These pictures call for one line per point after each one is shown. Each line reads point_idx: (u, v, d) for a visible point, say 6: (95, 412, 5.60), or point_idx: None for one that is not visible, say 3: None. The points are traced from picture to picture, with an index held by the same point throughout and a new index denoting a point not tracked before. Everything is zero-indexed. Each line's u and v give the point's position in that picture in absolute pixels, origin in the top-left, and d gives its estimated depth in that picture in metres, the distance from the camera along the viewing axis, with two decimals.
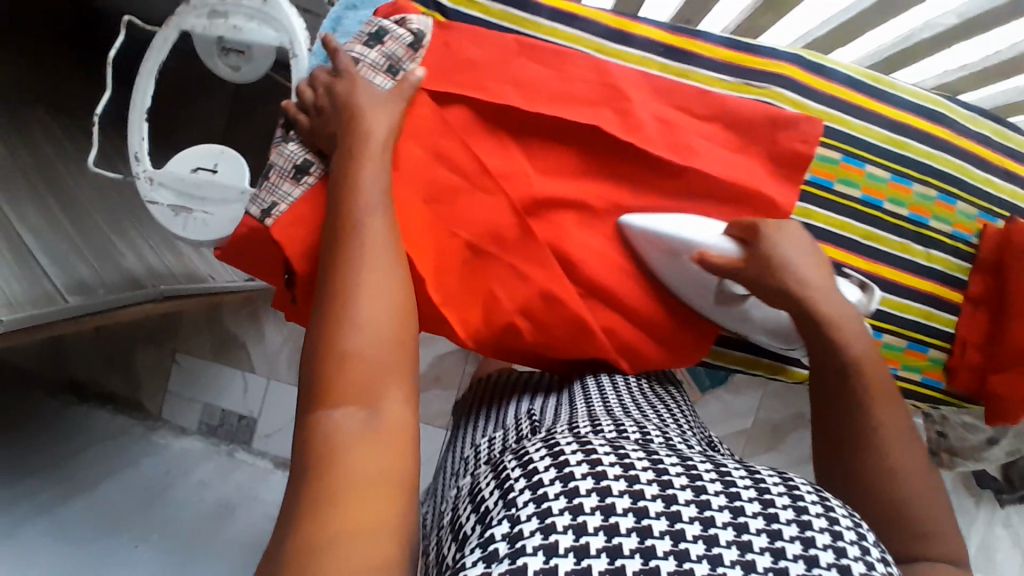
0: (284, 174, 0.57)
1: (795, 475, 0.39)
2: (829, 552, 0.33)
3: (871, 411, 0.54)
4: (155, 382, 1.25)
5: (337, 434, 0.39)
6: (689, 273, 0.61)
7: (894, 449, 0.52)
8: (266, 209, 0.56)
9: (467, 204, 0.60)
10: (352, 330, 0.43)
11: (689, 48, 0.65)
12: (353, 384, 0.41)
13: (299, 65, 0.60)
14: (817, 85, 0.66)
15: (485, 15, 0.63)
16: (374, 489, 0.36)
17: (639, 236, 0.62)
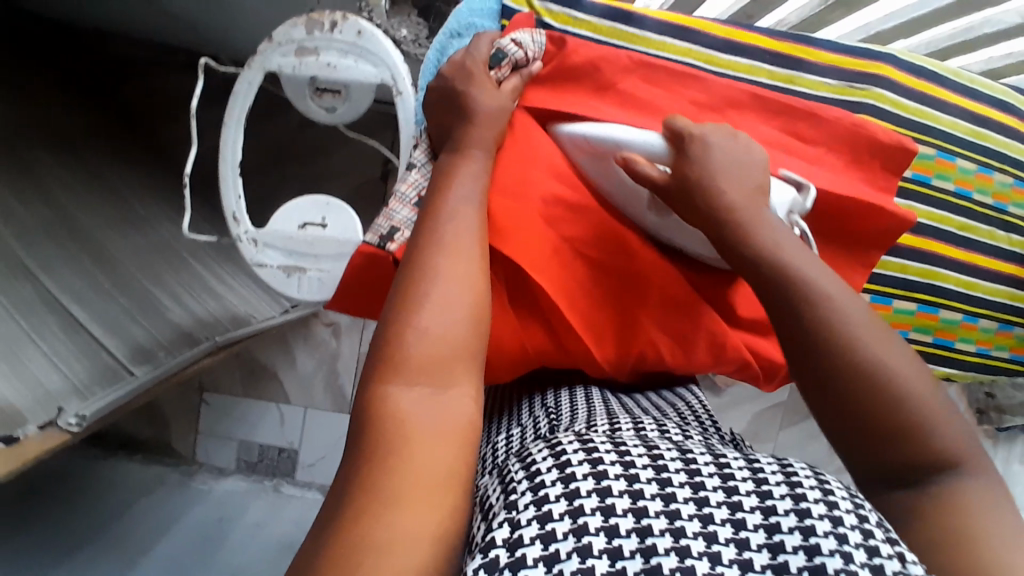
0: (405, 199, 0.52)
1: (794, 461, 0.37)
2: (825, 520, 0.32)
3: (826, 323, 0.44)
4: (184, 422, 1.19)
5: (392, 414, 0.40)
6: (620, 182, 0.54)
7: (870, 347, 0.43)
8: (386, 235, 0.51)
9: (591, 222, 0.55)
10: (423, 311, 0.44)
11: (798, 54, 0.62)
12: (424, 366, 0.42)
13: (405, 102, 0.56)
14: (906, 82, 0.65)
15: (594, 34, 0.58)
16: (422, 496, 0.37)
17: (575, 143, 0.54)
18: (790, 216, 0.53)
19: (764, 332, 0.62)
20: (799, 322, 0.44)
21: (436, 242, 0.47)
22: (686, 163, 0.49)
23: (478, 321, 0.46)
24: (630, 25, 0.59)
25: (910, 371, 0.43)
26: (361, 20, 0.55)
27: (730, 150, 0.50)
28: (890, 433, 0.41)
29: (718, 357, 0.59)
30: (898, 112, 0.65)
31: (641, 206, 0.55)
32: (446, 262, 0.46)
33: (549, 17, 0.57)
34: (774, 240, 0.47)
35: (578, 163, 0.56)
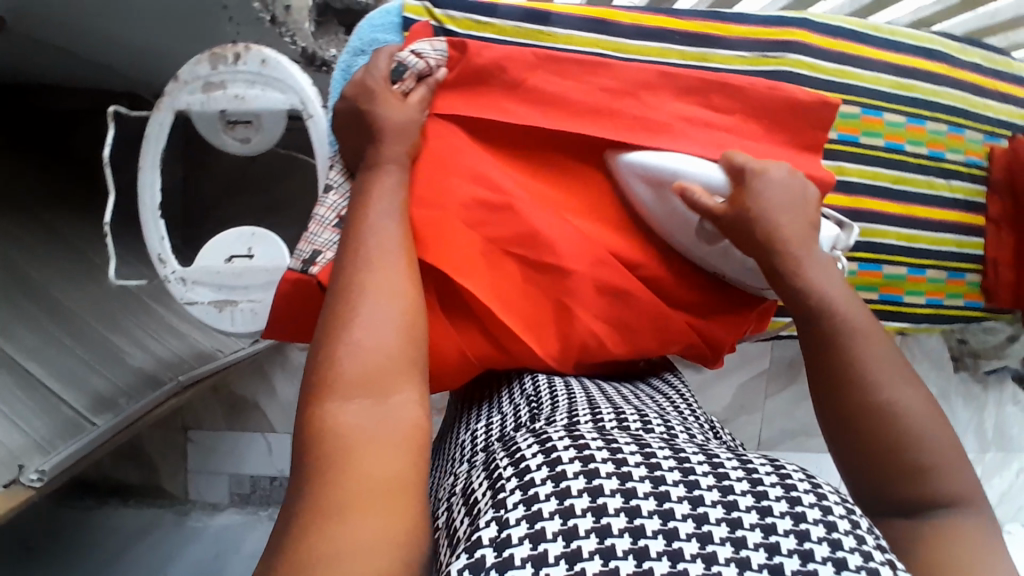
0: (325, 222, 0.52)
1: (786, 462, 0.40)
2: (819, 526, 0.35)
3: (859, 361, 0.49)
4: (171, 463, 1.17)
5: (339, 424, 0.39)
6: (672, 211, 0.56)
7: (886, 387, 0.48)
8: (309, 258, 0.51)
9: (519, 221, 0.55)
10: (357, 327, 0.43)
11: (711, 32, 0.62)
12: (363, 381, 0.41)
13: (316, 124, 0.56)
14: (823, 44, 0.65)
15: (499, 35, 0.59)
16: (373, 503, 0.36)
17: (631, 173, 0.56)
18: (835, 251, 0.56)
19: (707, 308, 0.61)
20: (839, 355, 0.49)
21: (366, 256, 0.47)
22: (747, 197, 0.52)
23: (417, 331, 0.45)
24: (536, 22, 0.59)
25: (933, 419, 0.47)
26: (265, 50, 0.55)
27: (791, 186, 0.53)
28: (905, 470, 0.46)
29: (664, 341, 0.60)
30: (815, 75, 0.64)
31: (691, 236, 0.56)
32: (376, 278, 0.46)
33: (451, 24, 0.57)
34: (820, 278, 0.51)
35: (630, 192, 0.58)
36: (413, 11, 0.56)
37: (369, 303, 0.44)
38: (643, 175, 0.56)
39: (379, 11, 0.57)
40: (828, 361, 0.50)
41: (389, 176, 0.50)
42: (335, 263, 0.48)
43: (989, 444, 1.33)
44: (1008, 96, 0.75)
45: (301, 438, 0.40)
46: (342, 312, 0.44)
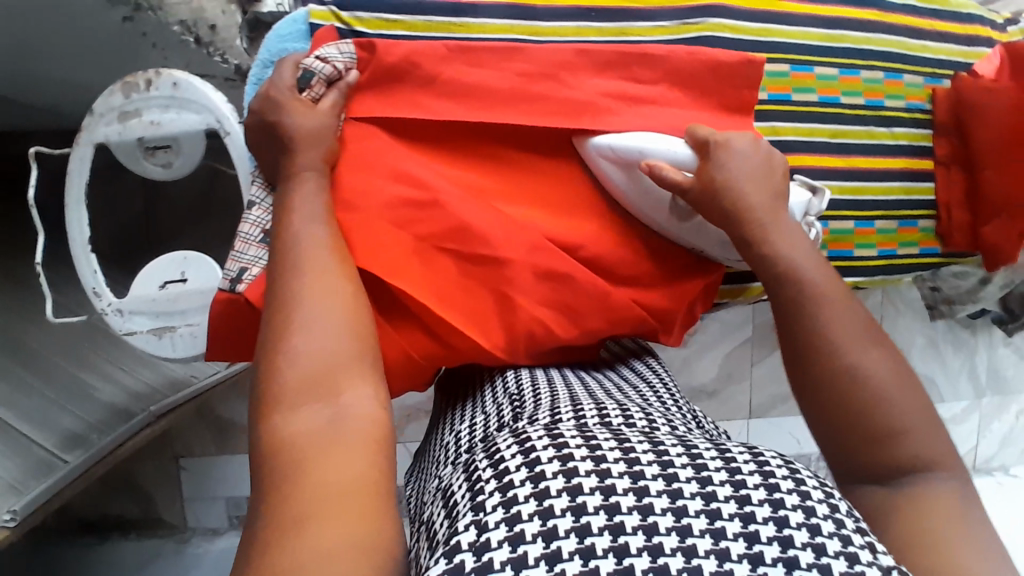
0: (250, 238, 0.51)
1: (765, 448, 0.39)
2: (799, 512, 0.35)
3: (822, 323, 0.50)
4: (167, 493, 1.15)
5: (291, 435, 0.38)
6: (642, 190, 0.57)
7: (848, 352, 0.49)
8: (236, 277, 0.50)
9: (449, 216, 0.54)
10: (298, 337, 0.43)
11: (626, 5, 0.61)
12: (311, 390, 0.41)
13: (235, 141, 0.55)
14: (745, 4, 0.64)
15: (410, 31, 0.58)
16: (335, 509, 0.35)
17: (598, 156, 0.57)
18: (806, 217, 0.58)
19: (652, 283, 0.61)
20: (805, 320, 0.50)
21: (298, 263, 0.46)
22: (712, 170, 0.53)
23: (359, 334, 0.44)
24: (449, 14, 0.58)
25: (906, 392, 0.47)
26: (175, 72, 0.55)
27: (754, 158, 0.55)
28: (876, 433, 0.46)
29: (613, 320, 0.58)
30: (740, 36, 0.63)
31: (663, 212, 0.58)
32: (308, 283, 0.45)
33: (360, 25, 0.56)
34: (790, 246, 0.53)
35: (600, 176, 0.59)
36: (319, 15, 0.55)
37: (305, 312, 0.44)
38: (612, 157, 0.57)
39: (287, 20, 0.57)
40: (795, 324, 0.51)
41: (308, 185, 0.50)
42: (268, 272, 0.47)
43: (984, 388, 1.33)
44: (946, 34, 0.74)
45: (259, 456, 0.39)
46: (282, 320, 0.43)
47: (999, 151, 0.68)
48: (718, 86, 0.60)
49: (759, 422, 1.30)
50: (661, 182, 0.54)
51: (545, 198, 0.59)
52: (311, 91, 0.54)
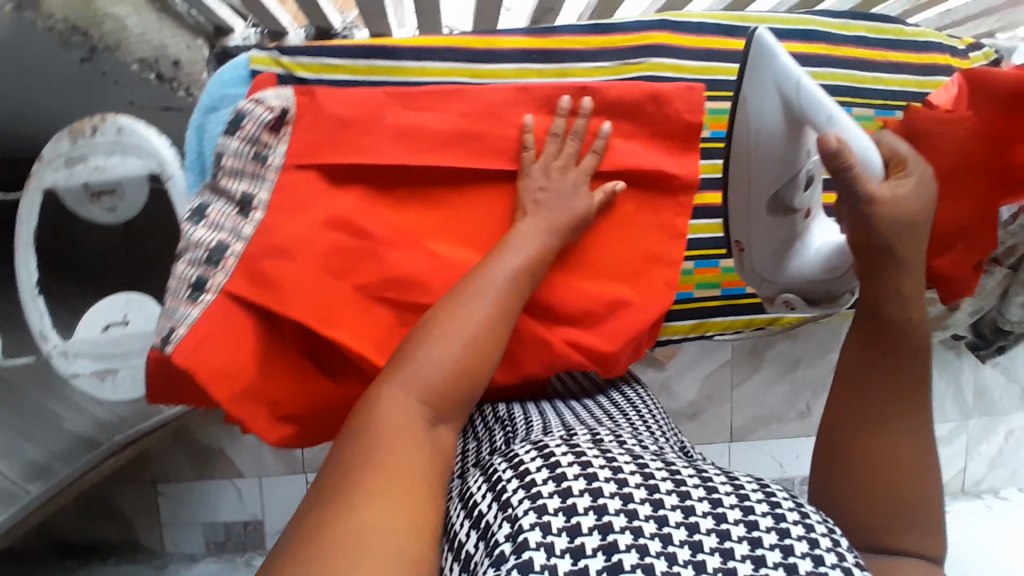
0: (178, 295, 0.51)
1: (770, 483, 0.45)
2: (804, 547, 0.39)
3: (877, 381, 0.57)
4: (146, 517, 1.16)
5: (383, 418, 0.40)
6: (769, 149, 0.56)
7: (883, 424, 0.56)
8: (166, 336, 0.50)
9: (384, 266, 0.54)
10: (433, 347, 0.45)
11: (561, 46, 0.63)
12: (432, 398, 0.43)
13: (176, 186, 0.57)
14: (686, 42, 0.66)
15: (350, 75, 0.59)
16: (390, 490, 0.37)
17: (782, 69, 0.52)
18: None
19: (592, 325, 0.60)
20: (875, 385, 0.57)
21: (482, 289, 0.48)
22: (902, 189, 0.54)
23: (485, 365, 0.46)
24: (387, 58, 0.59)
25: (914, 469, 0.54)
26: None
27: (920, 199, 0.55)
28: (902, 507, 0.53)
29: (552, 365, 0.59)
30: (681, 75, 0.65)
31: (770, 186, 0.58)
32: (487, 313, 0.47)
33: (301, 71, 0.58)
34: (902, 290, 0.56)
35: (763, 91, 0.54)
36: (255, 60, 0.56)
37: (457, 325, 0.46)
38: (785, 93, 0.52)
39: (227, 66, 0.57)
40: (879, 383, 0.56)
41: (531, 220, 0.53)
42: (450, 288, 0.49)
43: (969, 411, 1.31)
44: (902, 64, 0.74)
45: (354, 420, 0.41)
46: (436, 324, 0.46)
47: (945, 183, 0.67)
48: (659, 118, 0.62)
49: (741, 446, 1.28)
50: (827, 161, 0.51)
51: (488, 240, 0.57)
52: (255, 143, 0.52)
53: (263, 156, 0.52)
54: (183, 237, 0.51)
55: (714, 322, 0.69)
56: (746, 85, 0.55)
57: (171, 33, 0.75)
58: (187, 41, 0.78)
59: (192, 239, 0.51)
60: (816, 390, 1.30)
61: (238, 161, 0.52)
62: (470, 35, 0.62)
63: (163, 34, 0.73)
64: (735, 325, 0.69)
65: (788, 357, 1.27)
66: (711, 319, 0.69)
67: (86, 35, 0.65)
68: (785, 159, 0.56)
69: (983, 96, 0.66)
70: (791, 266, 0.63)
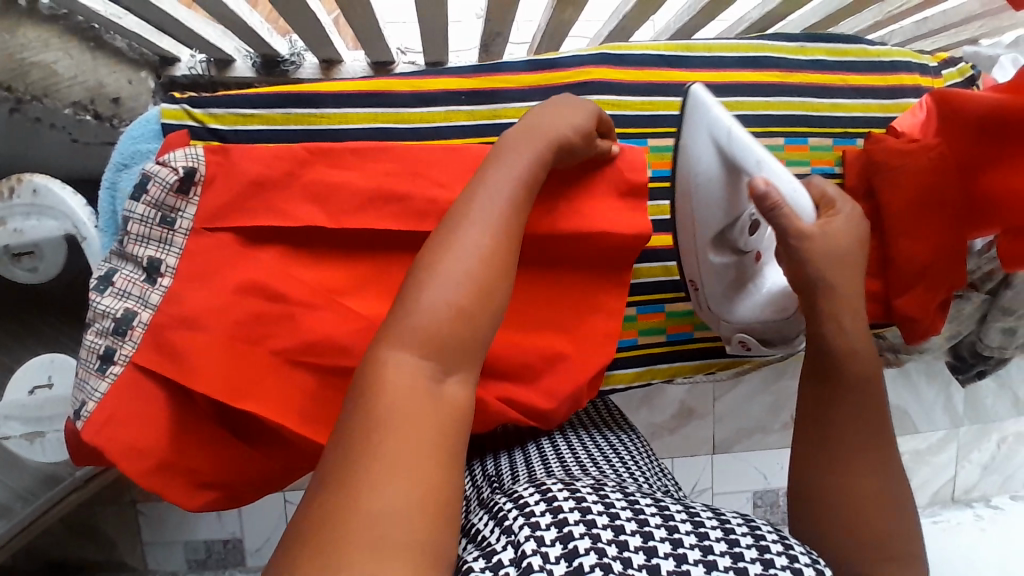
0: (89, 367, 0.50)
1: (758, 520, 0.41)
2: (787, 571, 0.36)
3: (844, 407, 0.51)
4: (127, 538, 1.17)
5: (399, 372, 0.36)
6: (708, 197, 0.54)
7: (850, 456, 0.50)
8: (77, 410, 0.49)
9: (303, 330, 0.52)
10: (444, 281, 0.40)
11: (493, 85, 0.61)
12: (448, 341, 0.38)
13: (91, 247, 0.56)
14: (625, 75, 0.64)
15: (269, 124, 0.57)
16: (417, 464, 0.33)
17: (705, 115, 0.52)
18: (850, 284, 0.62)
19: (529, 380, 0.58)
20: (843, 405, 0.52)
21: (480, 219, 0.43)
22: (836, 228, 0.53)
23: (493, 297, 0.40)
24: (305, 104, 0.58)
25: (892, 506, 0.48)
26: (34, 178, 0.55)
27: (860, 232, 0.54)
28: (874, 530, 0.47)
29: (486, 422, 0.57)
30: (620, 111, 0.63)
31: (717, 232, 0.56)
32: (488, 248, 0.42)
33: (214, 122, 0.56)
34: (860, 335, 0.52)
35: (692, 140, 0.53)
36: (167, 117, 0.55)
37: (457, 258, 0.41)
38: (717, 141, 0.51)
39: (138, 122, 0.56)
40: (842, 414, 0.51)
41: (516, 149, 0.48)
42: (436, 229, 0.43)
43: (961, 419, 1.28)
44: (862, 88, 0.70)
45: (360, 376, 0.37)
46: (441, 257, 0.41)
47: (912, 219, 0.64)
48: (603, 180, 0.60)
49: (725, 459, 1.24)
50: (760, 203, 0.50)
51: None
52: (162, 207, 0.52)
53: (171, 220, 0.52)
54: (92, 307, 0.51)
55: (657, 368, 0.67)
56: (682, 135, 0.54)
57: (110, 69, 0.76)
58: (130, 75, 0.79)
59: (101, 308, 0.51)
60: None
61: (146, 227, 0.52)
62: (390, 76, 0.60)
63: (100, 73, 0.74)
64: (678, 371, 0.68)
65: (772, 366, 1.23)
66: (655, 367, 0.67)
67: (10, 88, 0.62)
68: (725, 208, 0.54)
69: (958, 123, 0.61)
70: (741, 306, 0.60)
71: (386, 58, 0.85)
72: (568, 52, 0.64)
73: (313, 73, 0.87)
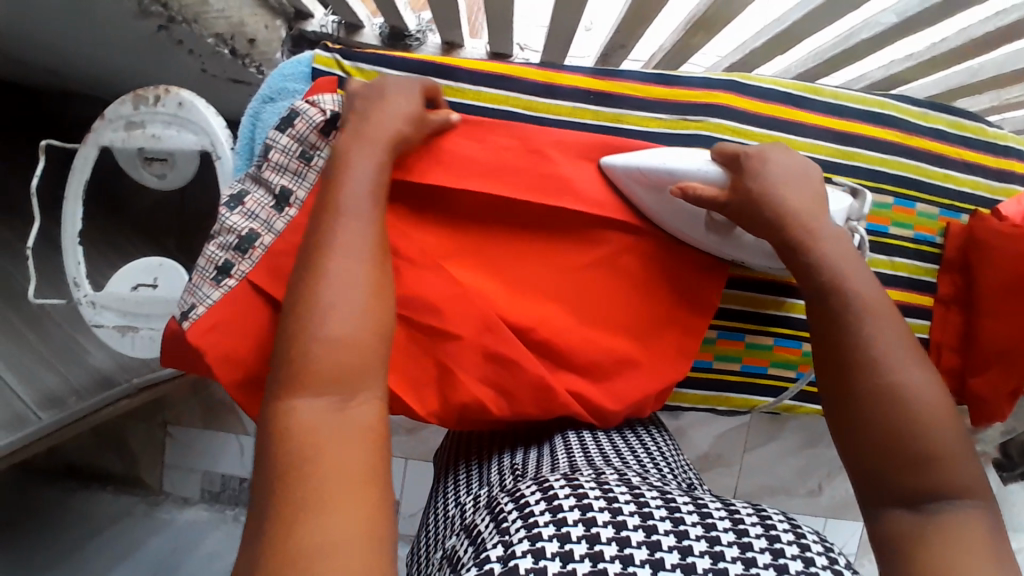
0: (205, 274, 0.53)
1: (769, 508, 0.41)
2: (798, 561, 0.36)
3: (868, 329, 0.47)
4: (150, 457, 1.22)
5: (303, 419, 0.38)
6: (676, 208, 0.58)
7: (894, 371, 0.46)
8: (186, 312, 0.52)
9: (402, 283, 0.57)
10: (319, 318, 0.41)
11: (612, 90, 0.65)
12: (337, 375, 0.40)
13: (224, 165, 0.59)
14: (749, 105, 0.65)
15: (409, 87, 0.63)
16: (349, 494, 0.35)
17: (623, 175, 0.60)
18: (847, 221, 0.59)
19: (599, 378, 0.59)
20: (848, 330, 0.48)
21: (348, 246, 0.44)
22: (746, 179, 0.54)
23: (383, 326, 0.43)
24: (445, 76, 0.63)
25: (941, 412, 0.44)
26: (182, 92, 0.58)
27: (791, 169, 0.55)
28: (908, 449, 0.43)
29: (550, 411, 0.58)
30: (740, 139, 0.64)
31: (699, 228, 0.59)
32: (341, 268, 0.43)
33: (360, 76, 0.60)
34: (844, 262, 0.50)
35: (632, 196, 0.60)
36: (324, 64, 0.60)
37: (331, 290, 0.42)
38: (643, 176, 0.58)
39: (290, 61, 0.60)
40: (855, 350, 0.47)
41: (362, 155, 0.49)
42: (296, 265, 0.45)
43: None
44: (975, 164, 0.70)
45: (266, 437, 0.38)
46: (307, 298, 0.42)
47: (999, 299, 0.64)
48: None
49: None
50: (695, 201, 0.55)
51: (499, 286, 0.60)
52: (303, 142, 0.55)
53: (309, 155, 0.55)
54: (218, 221, 0.54)
55: (727, 396, 0.69)
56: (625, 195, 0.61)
57: (252, 11, 0.77)
58: (267, 20, 0.80)
59: (229, 223, 0.54)
60: (831, 472, 1.20)
61: (285, 159, 0.55)
62: (512, 63, 0.64)
63: (245, 13, 0.75)
64: (743, 403, 0.69)
65: (809, 429, 1.19)
66: (725, 394, 0.69)
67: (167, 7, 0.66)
68: (683, 211, 0.58)
69: None
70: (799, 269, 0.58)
71: (506, 50, 0.87)
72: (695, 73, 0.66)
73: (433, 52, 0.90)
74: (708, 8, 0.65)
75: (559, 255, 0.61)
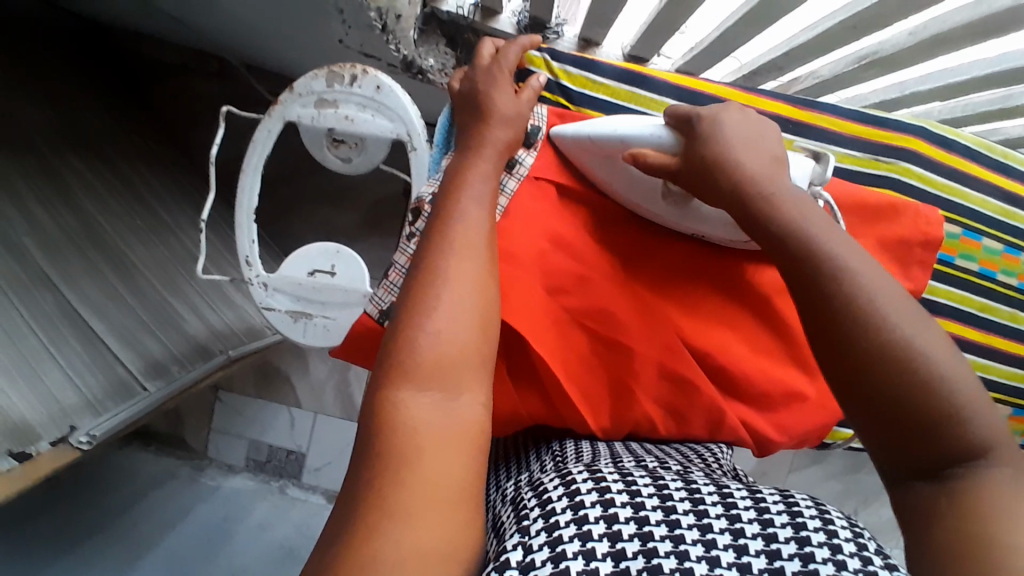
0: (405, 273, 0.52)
1: (795, 491, 0.37)
2: (824, 548, 0.32)
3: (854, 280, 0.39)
4: (198, 419, 1.22)
5: (418, 421, 0.35)
6: (630, 176, 0.55)
7: (898, 325, 0.37)
8: (385, 311, 0.52)
9: (597, 297, 0.56)
10: (431, 317, 0.39)
11: (812, 120, 0.67)
12: (444, 368, 0.38)
13: (418, 158, 0.58)
14: (935, 155, 0.71)
15: (613, 97, 0.65)
16: (441, 499, 0.33)
17: (573, 144, 0.58)
18: (810, 187, 0.52)
19: (763, 407, 0.59)
20: (830, 285, 0.39)
21: (464, 247, 0.43)
22: (700, 147, 0.48)
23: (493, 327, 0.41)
24: (643, 86, 0.66)
25: (950, 367, 0.37)
26: (379, 75, 0.57)
27: (746, 126, 0.49)
28: (918, 418, 0.35)
29: (715, 433, 0.58)
30: (926, 186, 0.70)
31: (655, 197, 0.55)
32: (452, 265, 0.42)
33: (567, 81, 0.64)
34: (805, 215, 0.43)
35: (583, 165, 0.58)
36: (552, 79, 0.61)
37: (465, 294, 0.41)
38: (595, 139, 0.55)
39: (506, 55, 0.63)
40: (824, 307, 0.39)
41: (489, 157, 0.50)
42: (413, 261, 0.43)
43: None
44: None
45: (367, 426, 0.36)
46: (424, 288, 0.41)
47: None
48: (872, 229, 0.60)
49: None
50: (644, 168, 0.50)
51: (674, 308, 0.58)
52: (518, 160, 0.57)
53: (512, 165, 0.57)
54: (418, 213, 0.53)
55: None
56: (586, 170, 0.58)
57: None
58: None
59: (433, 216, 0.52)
60: (867, 499, 1.26)
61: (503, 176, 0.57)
62: (708, 79, 0.66)
63: None
64: None
65: (852, 457, 1.24)
66: None
67: None
68: (638, 181, 0.55)
69: None
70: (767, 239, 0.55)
71: (645, 55, 0.86)
72: (897, 116, 0.70)
73: (569, 47, 0.87)
74: (893, 52, 0.65)
75: (727, 281, 0.60)
